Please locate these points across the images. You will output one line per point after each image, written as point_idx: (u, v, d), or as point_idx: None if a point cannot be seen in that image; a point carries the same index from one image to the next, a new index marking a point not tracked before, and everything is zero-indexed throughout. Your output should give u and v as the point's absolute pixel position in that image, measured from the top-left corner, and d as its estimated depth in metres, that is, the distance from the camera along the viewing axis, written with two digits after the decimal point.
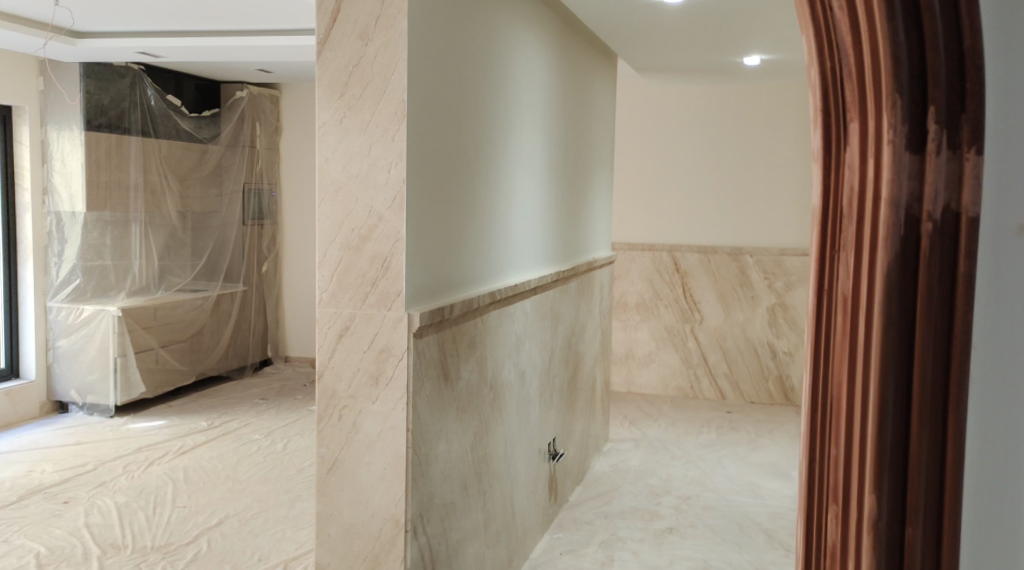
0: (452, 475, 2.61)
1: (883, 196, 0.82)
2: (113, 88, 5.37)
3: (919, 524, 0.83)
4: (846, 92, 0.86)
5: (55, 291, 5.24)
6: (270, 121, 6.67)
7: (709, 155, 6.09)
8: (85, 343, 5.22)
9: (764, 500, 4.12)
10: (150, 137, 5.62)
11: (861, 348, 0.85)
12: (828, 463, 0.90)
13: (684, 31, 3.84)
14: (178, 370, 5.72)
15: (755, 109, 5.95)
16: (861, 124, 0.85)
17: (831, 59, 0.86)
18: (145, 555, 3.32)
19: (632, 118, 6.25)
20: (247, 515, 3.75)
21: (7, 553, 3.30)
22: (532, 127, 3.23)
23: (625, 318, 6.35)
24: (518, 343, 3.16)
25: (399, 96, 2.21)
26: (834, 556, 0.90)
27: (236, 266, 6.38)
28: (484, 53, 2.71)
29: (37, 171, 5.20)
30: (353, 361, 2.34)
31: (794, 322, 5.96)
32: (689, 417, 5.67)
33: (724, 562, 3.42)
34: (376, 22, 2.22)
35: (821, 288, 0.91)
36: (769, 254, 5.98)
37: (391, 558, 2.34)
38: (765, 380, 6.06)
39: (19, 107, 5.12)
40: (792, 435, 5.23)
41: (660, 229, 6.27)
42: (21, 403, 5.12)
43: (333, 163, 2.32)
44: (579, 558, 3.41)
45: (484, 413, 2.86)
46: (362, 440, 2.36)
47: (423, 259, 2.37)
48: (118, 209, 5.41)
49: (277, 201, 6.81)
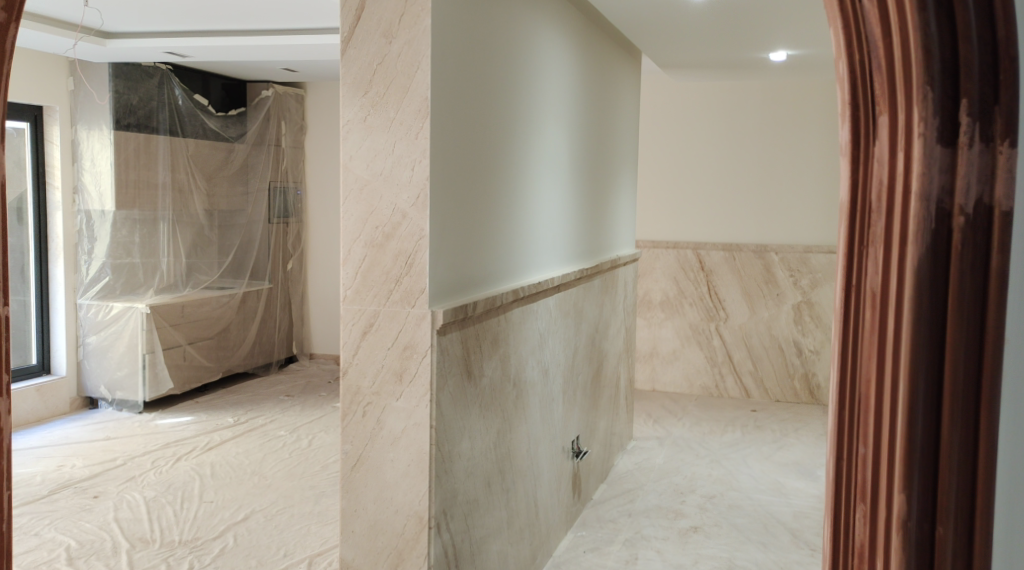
0: (475, 472, 2.61)
1: (913, 190, 0.80)
2: (141, 87, 5.44)
3: (950, 525, 0.81)
4: (876, 84, 0.84)
5: (84, 288, 5.31)
6: (296, 120, 6.71)
7: (735, 151, 6.04)
8: (114, 339, 5.29)
9: (790, 499, 4.08)
10: (177, 137, 5.69)
11: (891, 345, 0.84)
12: (857, 460, 0.89)
13: (710, 27, 3.81)
14: (205, 367, 5.79)
15: (781, 105, 5.90)
16: (890, 118, 0.83)
17: (861, 51, 0.85)
18: (172, 550, 3.36)
19: (656, 115, 6.21)
20: (273, 510, 3.78)
21: (39, 546, 3.36)
22: (556, 125, 3.22)
23: (649, 316, 6.32)
24: (542, 340, 3.16)
25: (423, 94, 2.21)
26: (862, 555, 0.88)
27: (262, 264, 6.44)
28: (507, 52, 2.70)
29: (67, 170, 5.27)
30: (377, 357, 2.35)
31: (819, 320, 5.90)
32: (713, 416, 5.63)
33: (749, 562, 3.39)
34: (400, 19, 2.22)
35: (850, 284, 0.89)
36: (795, 251, 5.92)
37: (414, 555, 2.35)
38: (791, 378, 6.00)
39: (50, 107, 5.20)
40: (818, 434, 5.17)
41: (685, 227, 6.23)
42: (52, 399, 5.20)
43: (356, 160, 2.34)
44: (603, 556, 3.40)
45: (507, 410, 2.86)
46: (386, 436, 2.37)
47: (446, 258, 2.37)
48: (146, 207, 5.49)
49: (301, 199, 6.85)
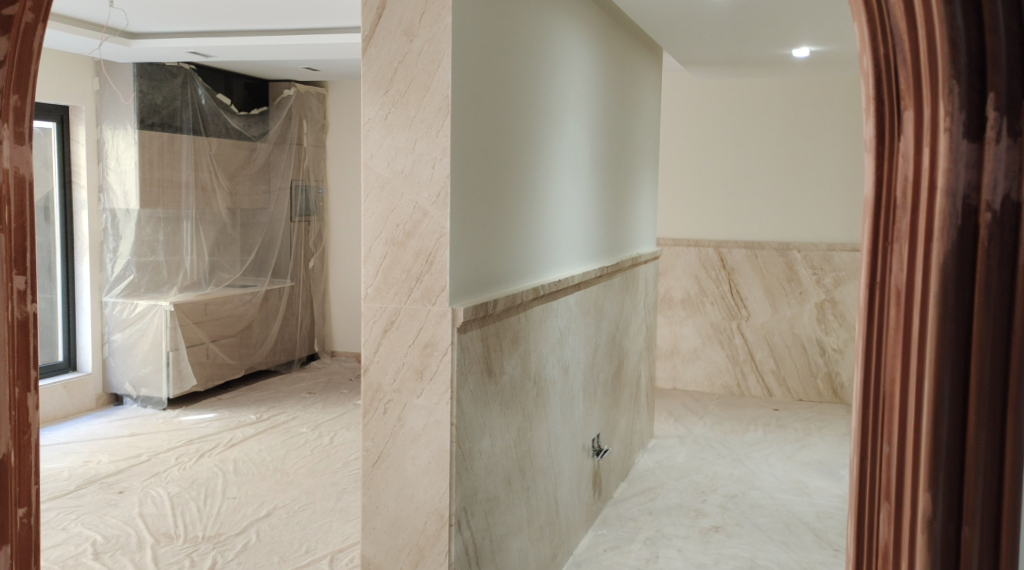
0: (496, 470, 2.62)
1: (939, 185, 0.79)
2: (165, 87, 5.49)
3: (977, 525, 0.79)
4: (901, 79, 0.83)
5: (110, 286, 5.38)
6: (317, 119, 6.75)
7: (757, 149, 6.00)
8: (139, 337, 5.34)
9: (813, 499, 4.05)
10: (201, 136, 5.74)
11: (916, 341, 0.82)
12: (881, 459, 0.87)
13: (733, 23, 3.79)
14: (227, 364, 5.84)
15: (804, 100, 5.85)
16: (916, 112, 0.81)
17: (887, 46, 0.83)
18: (196, 545, 3.40)
19: (677, 112, 6.19)
20: (295, 507, 3.81)
21: (66, 540, 3.41)
22: (577, 123, 3.22)
23: (670, 314, 6.30)
24: (562, 338, 3.16)
25: (443, 92, 2.21)
26: (887, 555, 0.86)
27: (284, 261, 6.48)
28: (528, 50, 2.70)
29: (93, 169, 5.34)
30: (398, 355, 2.36)
31: (843, 318, 5.84)
32: (735, 415, 5.59)
33: (771, 562, 3.37)
34: (420, 17, 2.23)
35: (874, 281, 0.88)
36: (818, 249, 5.86)
37: (435, 552, 2.36)
38: (814, 377, 5.94)
39: (76, 107, 5.26)
40: (841, 434, 5.12)
41: (706, 224, 6.21)
42: (78, 395, 5.27)
43: (377, 158, 2.35)
44: (623, 555, 3.39)
45: (528, 407, 2.86)
46: (407, 433, 2.38)
47: (467, 255, 2.38)
48: (170, 206, 5.55)
49: (323, 197, 6.89)
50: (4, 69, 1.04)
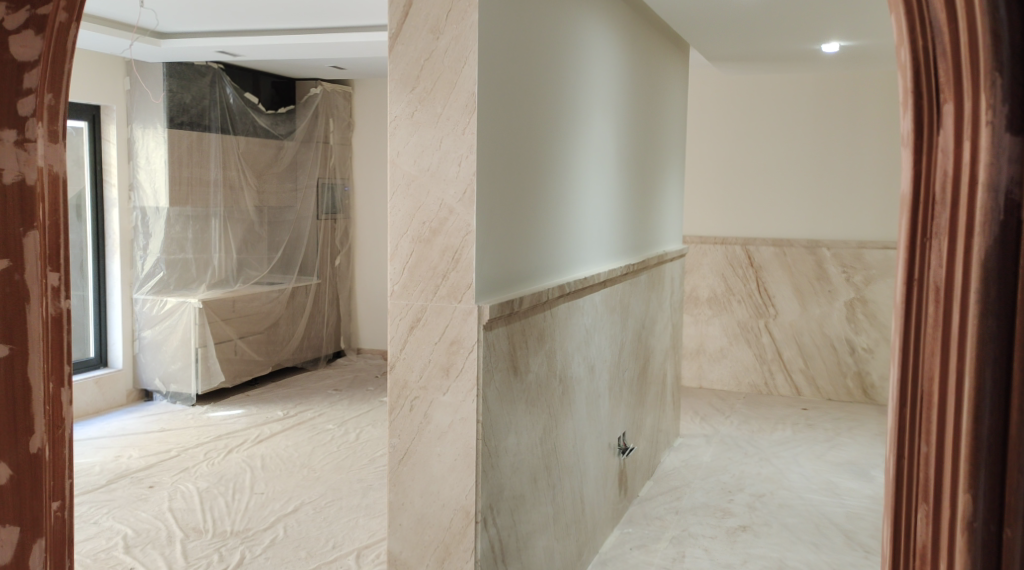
0: (522, 467, 2.61)
1: (980, 179, 0.72)
2: (194, 86, 5.55)
3: (1020, 527, 0.72)
4: (940, 71, 0.76)
5: (140, 283, 5.45)
6: (343, 117, 6.79)
7: (786, 146, 5.95)
8: (168, 333, 5.40)
9: (843, 500, 4.00)
10: (229, 134, 5.80)
11: (954, 342, 0.75)
12: (918, 459, 0.80)
13: (762, 17, 3.75)
14: (255, 361, 5.90)
15: (834, 97, 5.79)
16: (956, 105, 0.74)
17: (925, 36, 0.76)
18: (225, 539, 3.43)
19: (703, 109, 6.15)
20: (322, 503, 3.83)
21: (97, 534, 3.46)
22: (601, 119, 3.18)
23: (696, 312, 6.26)
24: (588, 336, 3.14)
25: (470, 89, 2.21)
26: (925, 557, 0.79)
27: (311, 259, 6.54)
28: (551, 46, 2.67)
29: (124, 168, 5.41)
30: (424, 352, 2.37)
31: (873, 318, 5.75)
32: (763, 414, 5.54)
33: (800, 562, 3.34)
34: (447, 14, 2.22)
35: (911, 278, 0.81)
36: (848, 247, 5.79)
37: (462, 549, 2.36)
38: (844, 377, 5.87)
39: (107, 107, 5.33)
40: (872, 434, 5.05)
41: (734, 221, 6.17)
42: (110, 391, 5.34)
43: (404, 156, 2.35)
44: (649, 553, 3.38)
45: (554, 405, 2.86)
46: (433, 430, 2.38)
47: (493, 253, 2.38)
48: (199, 204, 5.60)
49: (349, 195, 6.93)
50: (38, 68, 0.94)
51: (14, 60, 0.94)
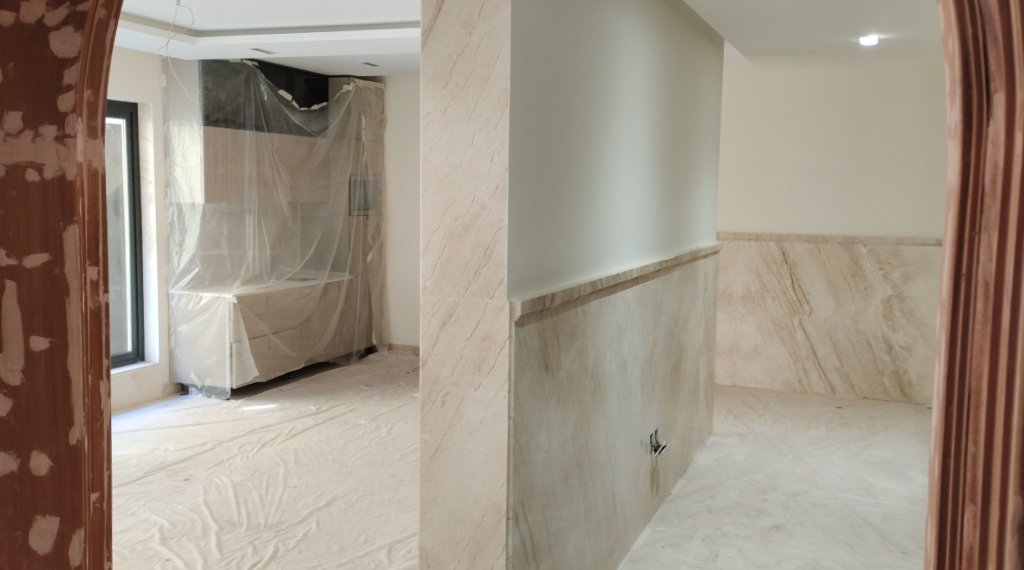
0: (553, 464, 2.60)
1: None
2: (229, 83, 5.58)
3: None
4: (991, 59, 0.73)
5: (176, 279, 5.53)
6: (375, 114, 6.83)
7: (821, 141, 5.87)
8: (204, 328, 5.48)
9: (879, 500, 3.94)
10: (263, 131, 5.81)
11: (1005, 339, 0.72)
12: (966, 458, 0.77)
13: (799, 10, 3.70)
14: (289, 356, 5.95)
15: (871, 89, 5.69)
16: (1007, 95, 0.71)
17: (973, 22, 0.73)
18: (258, 532, 3.47)
19: (737, 103, 6.10)
20: (354, 497, 3.85)
21: (134, 525, 3.51)
22: (634, 114, 3.15)
23: (730, 310, 6.20)
24: (620, 333, 3.12)
25: (502, 85, 2.20)
26: (971, 560, 0.76)
27: (344, 256, 6.57)
28: (585, 42, 2.66)
29: (160, 165, 5.50)
30: (456, 347, 2.36)
31: (911, 315, 5.64)
32: (797, 412, 5.47)
33: (835, 562, 3.29)
34: (480, 10, 2.21)
35: (957, 272, 0.77)
36: (885, 243, 5.69)
37: (493, 545, 2.36)
38: (880, 375, 5.78)
39: (144, 105, 5.42)
40: (909, 433, 4.97)
41: (768, 218, 6.09)
42: (147, 384, 5.43)
43: (437, 152, 2.35)
44: (681, 552, 3.35)
45: (585, 402, 2.84)
46: (464, 426, 2.38)
47: (525, 249, 2.37)
48: (234, 200, 5.66)
49: (380, 191, 6.98)
50: (77, 64, 0.95)
51: (54, 57, 0.94)
